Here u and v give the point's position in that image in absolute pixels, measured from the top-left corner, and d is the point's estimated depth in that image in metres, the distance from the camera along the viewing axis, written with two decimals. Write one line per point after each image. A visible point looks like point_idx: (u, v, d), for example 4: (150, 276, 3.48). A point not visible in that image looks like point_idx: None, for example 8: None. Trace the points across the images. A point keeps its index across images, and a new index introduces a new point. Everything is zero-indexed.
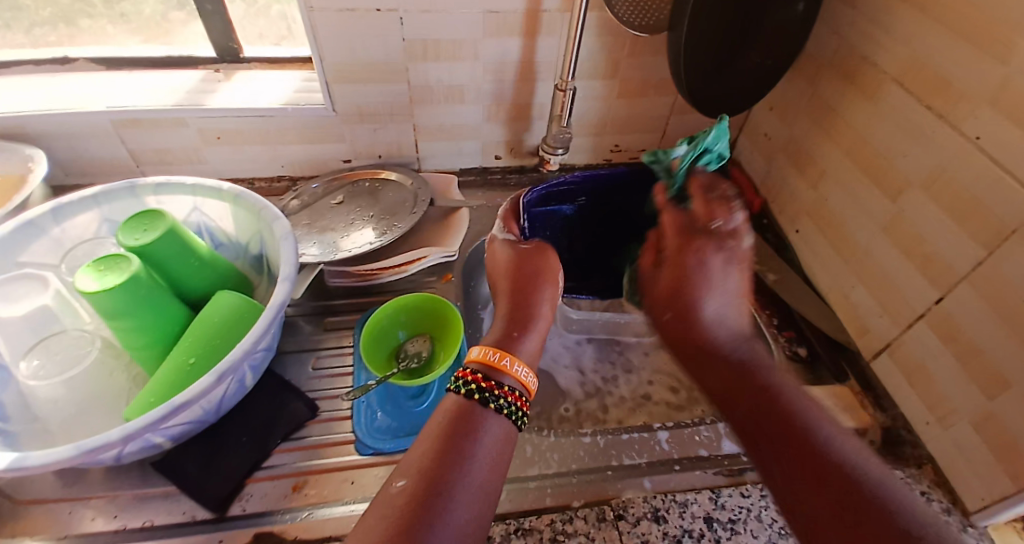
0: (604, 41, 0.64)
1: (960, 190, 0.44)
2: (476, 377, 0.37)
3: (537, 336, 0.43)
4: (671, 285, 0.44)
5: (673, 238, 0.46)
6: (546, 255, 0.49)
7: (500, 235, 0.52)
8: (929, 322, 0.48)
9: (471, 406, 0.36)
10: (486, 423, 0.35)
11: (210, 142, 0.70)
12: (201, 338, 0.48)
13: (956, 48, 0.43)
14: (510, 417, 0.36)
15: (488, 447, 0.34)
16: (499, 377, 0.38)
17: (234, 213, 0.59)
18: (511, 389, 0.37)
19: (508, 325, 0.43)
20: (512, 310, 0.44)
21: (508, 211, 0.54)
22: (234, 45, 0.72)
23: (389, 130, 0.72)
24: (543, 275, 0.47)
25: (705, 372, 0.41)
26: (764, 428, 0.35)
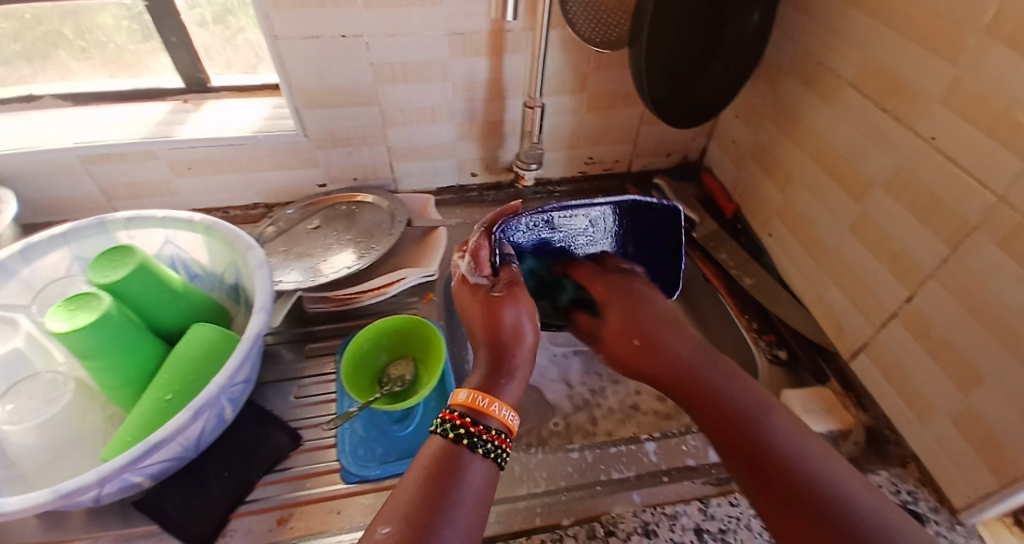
0: (570, 57, 0.65)
1: (921, 188, 0.45)
2: (465, 421, 0.37)
3: (519, 382, 0.42)
4: (624, 330, 0.50)
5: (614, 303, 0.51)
6: (519, 294, 0.46)
7: (469, 277, 0.48)
8: (901, 317, 0.49)
9: (458, 450, 0.36)
10: (467, 466, 0.35)
11: (181, 173, 0.70)
12: (177, 373, 0.47)
13: (906, 54, 0.45)
14: (494, 458, 0.36)
15: (471, 486, 0.34)
16: (486, 420, 0.37)
17: (208, 243, 0.58)
18: (495, 431, 0.37)
19: (493, 371, 0.41)
20: (495, 357, 0.43)
21: (477, 246, 0.48)
22: (203, 75, 0.72)
23: (363, 153, 0.72)
24: (516, 311, 0.45)
25: (695, 400, 0.43)
26: (742, 451, 0.39)
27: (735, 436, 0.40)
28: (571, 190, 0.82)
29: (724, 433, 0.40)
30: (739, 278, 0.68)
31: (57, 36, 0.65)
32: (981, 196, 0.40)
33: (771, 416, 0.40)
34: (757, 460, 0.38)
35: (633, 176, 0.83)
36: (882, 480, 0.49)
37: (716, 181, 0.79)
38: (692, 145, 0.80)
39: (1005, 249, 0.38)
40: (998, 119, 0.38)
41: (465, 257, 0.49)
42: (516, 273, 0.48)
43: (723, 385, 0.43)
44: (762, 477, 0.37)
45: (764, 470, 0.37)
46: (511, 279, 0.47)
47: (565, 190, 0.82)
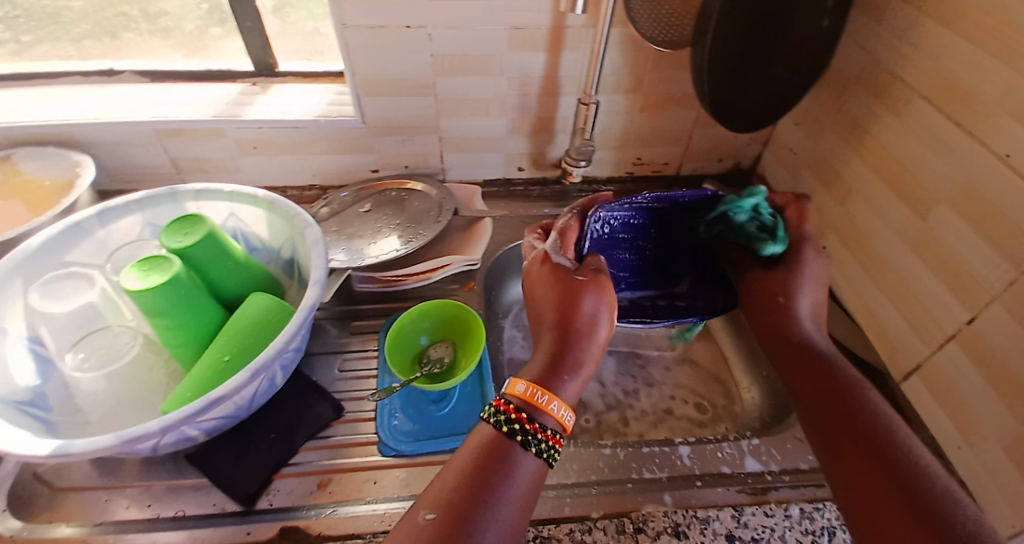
0: (628, 57, 0.65)
1: (993, 208, 0.43)
2: (520, 416, 0.38)
3: (581, 381, 0.43)
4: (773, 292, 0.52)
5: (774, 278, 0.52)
6: (604, 285, 0.47)
7: (552, 255, 0.50)
8: (959, 339, 0.47)
9: (511, 446, 0.37)
10: (518, 461, 0.36)
11: (246, 151, 0.73)
12: (234, 338, 0.50)
13: (983, 66, 0.43)
14: (543, 456, 0.37)
15: (518, 485, 0.36)
16: (541, 418, 0.38)
17: (268, 218, 0.62)
18: (547, 430, 0.38)
19: (555, 364, 0.43)
20: (559, 345, 0.44)
21: (567, 227, 0.52)
22: (271, 60, 0.76)
23: (416, 142, 0.74)
24: (586, 300, 0.46)
25: (806, 386, 0.47)
26: (841, 436, 0.41)
27: (835, 421, 0.43)
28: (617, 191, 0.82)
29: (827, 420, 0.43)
30: None
31: (129, 18, 0.71)
32: None
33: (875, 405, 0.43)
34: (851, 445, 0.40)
35: (681, 180, 0.82)
36: None
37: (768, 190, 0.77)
38: (745, 153, 0.79)
39: None
40: None
41: (552, 236, 0.52)
42: (602, 264, 0.50)
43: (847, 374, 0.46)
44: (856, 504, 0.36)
45: (874, 503, 0.37)
46: (596, 267, 0.49)
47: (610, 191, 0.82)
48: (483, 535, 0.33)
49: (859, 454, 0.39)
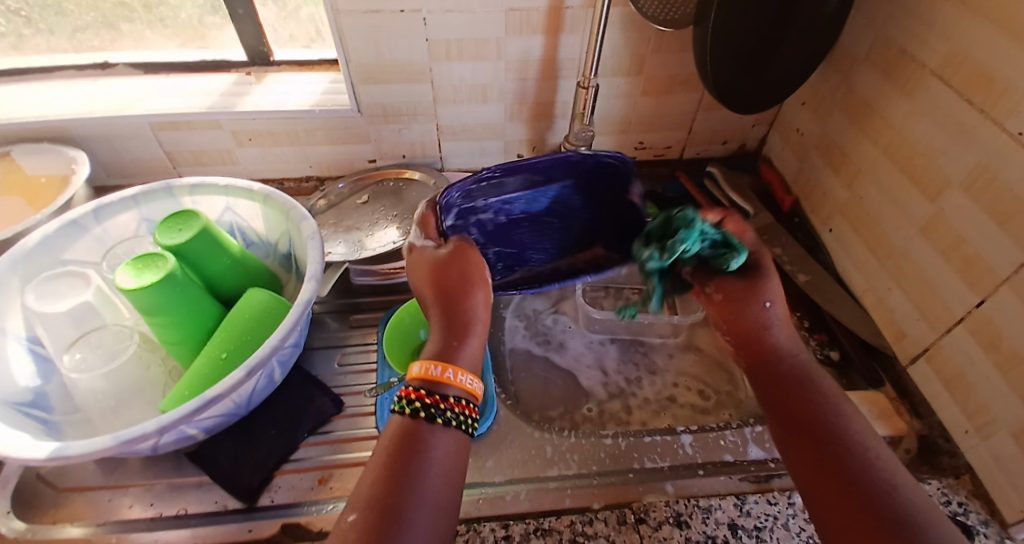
0: (628, 38, 0.63)
1: (1004, 190, 0.42)
2: (419, 394, 0.36)
3: (479, 338, 0.42)
4: (731, 305, 0.46)
5: (730, 291, 0.46)
6: (472, 257, 0.45)
7: (416, 242, 0.46)
8: (968, 325, 0.46)
9: (417, 426, 0.35)
10: (433, 439, 0.35)
11: (242, 143, 0.73)
12: (232, 335, 0.50)
13: (996, 43, 0.41)
14: (455, 426, 0.36)
15: (434, 457, 0.35)
16: (443, 390, 0.37)
17: (264, 212, 0.61)
18: (452, 397, 0.37)
19: (446, 335, 0.41)
20: (445, 319, 0.42)
21: (426, 216, 0.48)
22: (265, 49, 0.74)
23: (413, 130, 0.73)
24: (459, 270, 0.44)
25: (778, 404, 0.40)
26: (812, 466, 0.36)
27: (812, 447, 0.36)
28: None
29: (800, 441, 0.37)
30: (793, 274, 0.64)
31: (130, 9, 0.69)
32: None
33: (857, 430, 0.37)
34: (825, 473, 0.35)
35: (685, 164, 0.80)
36: (932, 490, 0.46)
37: (775, 172, 0.75)
38: (751, 134, 0.77)
39: None
40: None
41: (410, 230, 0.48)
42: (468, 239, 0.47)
43: (823, 390, 0.40)
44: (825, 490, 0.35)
45: None
46: (460, 241, 0.46)
47: None
48: (415, 521, 0.31)
49: (839, 456, 0.35)
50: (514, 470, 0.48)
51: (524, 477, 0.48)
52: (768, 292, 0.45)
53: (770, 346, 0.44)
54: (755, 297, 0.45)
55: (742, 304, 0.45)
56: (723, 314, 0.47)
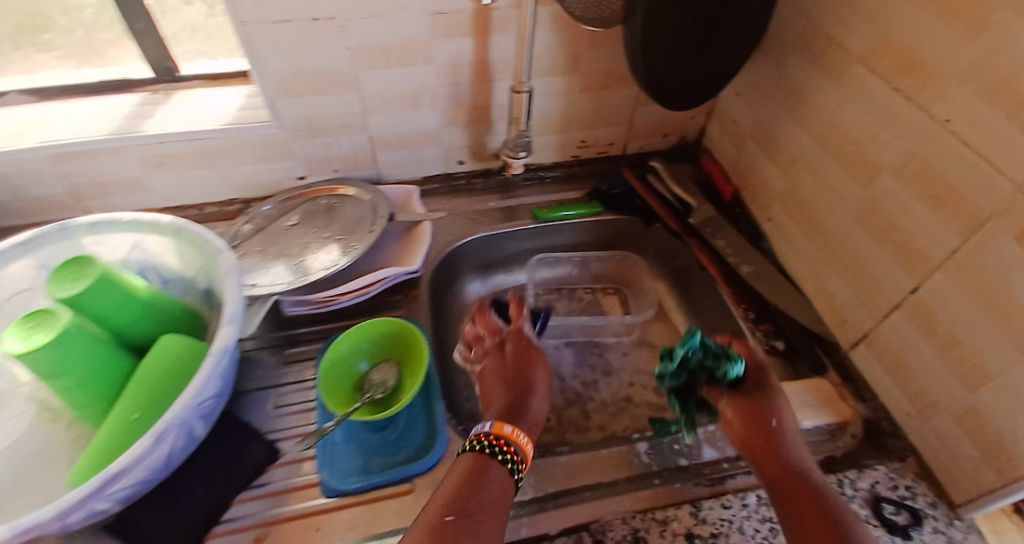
0: (561, 36, 0.60)
1: (934, 175, 0.42)
2: (498, 441, 0.41)
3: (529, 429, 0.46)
4: (751, 419, 0.44)
5: (744, 405, 0.46)
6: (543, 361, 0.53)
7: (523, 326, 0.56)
8: (905, 310, 0.46)
9: (490, 465, 0.39)
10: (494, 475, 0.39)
11: (151, 170, 0.67)
12: (144, 389, 0.46)
13: (921, 30, 0.41)
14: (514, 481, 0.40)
15: (496, 486, 0.38)
16: (515, 445, 0.41)
17: (177, 247, 0.56)
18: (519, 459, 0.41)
19: (506, 410, 0.46)
20: (516, 399, 0.47)
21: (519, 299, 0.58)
22: (170, 64, 0.68)
23: (343, 143, 0.68)
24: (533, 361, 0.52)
25: (802, 524, 0.37)
26: None
27: None
28: (563, 175, 0.78)
29: None
30: (736, 266, 0.64)
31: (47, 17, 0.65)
32: (1000, 185, 0.36)
33: None
34: None
35: (628, 159, 0.79)
36: (880, 476, 0.46)
37: (716, 164, 0.75)
38: (691, 125, 0.76)
39: None
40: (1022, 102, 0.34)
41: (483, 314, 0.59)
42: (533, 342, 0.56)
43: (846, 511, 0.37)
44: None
45: None
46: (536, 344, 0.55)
47: (556, 176, 0.78)
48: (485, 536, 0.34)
49: None
50: None
51: None
52: (785, 413, 0.45)
53: (789, 464, 0.41)
54: (772, 415, 0.44)
55: (761, 421, 0.44)
56: (741, 429, 0.45)
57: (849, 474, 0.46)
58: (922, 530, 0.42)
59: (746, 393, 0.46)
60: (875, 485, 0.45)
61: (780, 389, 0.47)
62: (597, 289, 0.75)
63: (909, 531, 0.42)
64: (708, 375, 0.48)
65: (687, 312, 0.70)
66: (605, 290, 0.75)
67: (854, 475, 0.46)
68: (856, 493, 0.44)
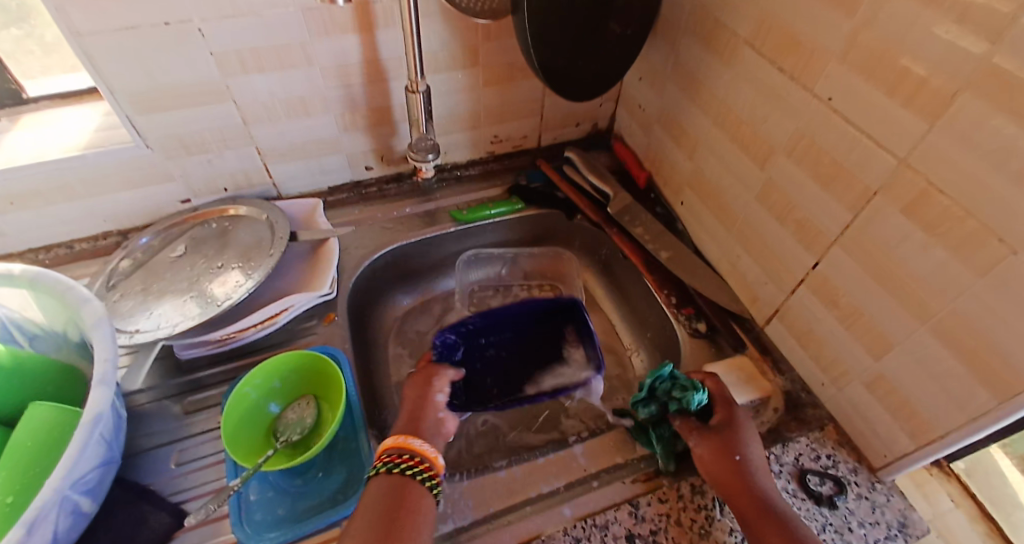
0: (452, 28, 0.57)
1: (823, 153, 0.42)
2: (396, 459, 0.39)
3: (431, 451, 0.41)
4: (719, 453, 0.43)
5: (711, 438, 0.44)
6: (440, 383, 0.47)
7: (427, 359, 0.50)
8: (810, 285, 0.48)
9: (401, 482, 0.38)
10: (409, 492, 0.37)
11: (3, 210, 0.57)
12: (14, 470, 0.40)
13: (799, 7, 0.41)
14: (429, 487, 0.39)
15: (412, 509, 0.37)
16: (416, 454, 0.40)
17: (37, 299, 0.49)
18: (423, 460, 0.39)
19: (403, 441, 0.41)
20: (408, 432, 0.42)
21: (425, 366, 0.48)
22: (13, 86, 0.59)
23: (227, 159, 0.62)
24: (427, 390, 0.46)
25: None
26: None
27: None
28: (480, 173, 0.75)
29: None
30: (655, 252, 0.64)
31: None
32: (884, 160, 0.37)
33: None
34: None
35: (544, 150, 0.77)
36: (803, 448, 0.47)
37: (627, 149, 0.74)
38: (601, 112, 0.75)
39: (910, 217, 0.36)
40: (898, 77, 0.34)
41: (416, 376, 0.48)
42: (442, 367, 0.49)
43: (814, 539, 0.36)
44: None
45: None
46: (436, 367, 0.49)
47: (473, 174, 0.75)
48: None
49: None
50: None
51: None
52: (751, 442, 0.44)
53: (761, 497, 0.40)
54: (740, 447, 0.43)
55: (729, 454, 0.43)
56: (711, 463, 0.43)
57: (775, 450, 0.47)
58: (846, 498, 0.44)
59: (712, 428, 0.45)
60: (799, 458, 0.47)
61: (746, 422, 0.46)
62: (532, 286, 0.73)
63: (833, 500, 0.43)
64: (677, 405, 0.47)
65: (617, 301, 0.70)
66: (540, 286, 0.73)
67: (780, 450, 0.47)
68: (783, 468, 0.46)
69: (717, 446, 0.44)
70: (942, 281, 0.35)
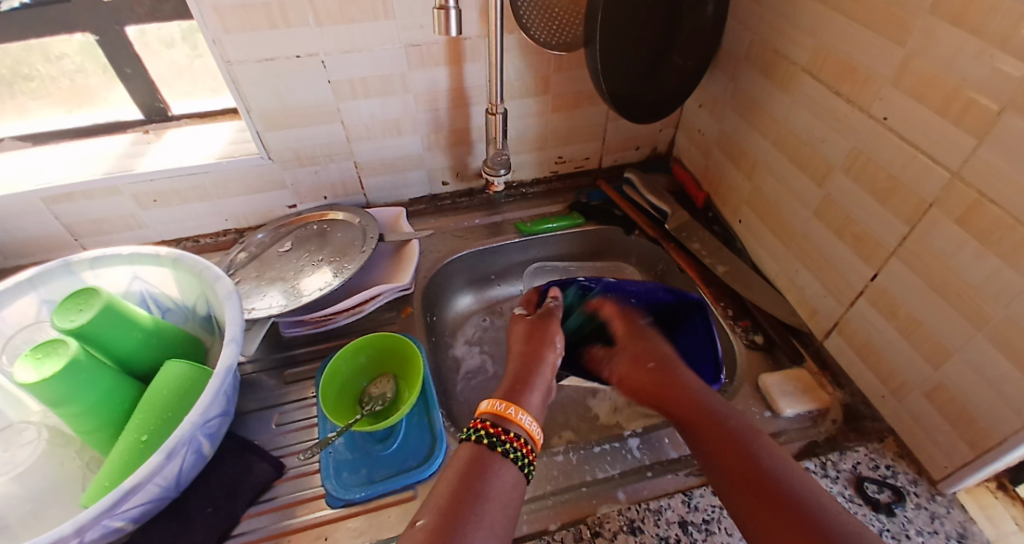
0: (530, 61, 0.65)
1: (880, 170, 0.45)
2: (486, 424, 0.40)
3: (538, 393, 0.46)
4: (636, 360, 0.53)
5: (625, 349, 0.55)
6: (550, 327, 0.53)
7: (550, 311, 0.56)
8: (868, 297, 0.49)
9: (483, 452, 0.39)
10: (492, 468, 0.38)
11: (146, 206, 0.69)
12: (151, 413, 0.47)
13: (854, 37, 0.45)
14: (519, 465, 0.39)
15: (497, 484, 0.37)
16: (510, 427, 0.40)
17: (176, 276, 0.58)
18: (521, 438, 0.40)
19: (513, 382, 0.46)
20: (520, 372, 0.48)
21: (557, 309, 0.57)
22: (161, 104, 0.71)
23: (330, 170, 0.71)
24: (553, 342, 0.52)
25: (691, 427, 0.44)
26: (731, 468, 0.39)
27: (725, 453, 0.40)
28: (544, 190, 0.82)
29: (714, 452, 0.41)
30: (712, 267, 0.67)
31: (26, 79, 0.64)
32: (938, 175, 0.40)
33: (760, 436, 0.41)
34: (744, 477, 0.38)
35: (605, 172, 0.83)
36: (861, 457, 0.48)
37: (686, 171, 0.79)
38: (660, 138, 0.81)
39: (965, 227, 0.38)
40: (949, 97, 0.38)
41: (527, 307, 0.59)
42: (553, 309, 0.56)
43: None
44: (743, 485, 0.38)
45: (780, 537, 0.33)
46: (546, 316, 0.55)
47: (537, 192, 0.82)
48: None
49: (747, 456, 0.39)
50: None
51: None
52: (660, 348, 0.55)
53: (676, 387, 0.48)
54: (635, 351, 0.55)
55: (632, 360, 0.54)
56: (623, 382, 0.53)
57: (831, 457, 0.48)
58: (905, 506, 0.44)
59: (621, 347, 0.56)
60: (857, 466, 0.48)
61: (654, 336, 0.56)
62: None
63: (891, 507, 0.44)
64: None
65: None
66: None
67: (836, 457, 0.48)
68: (839, 474, 0.47)
69: (631, 367, 0.53)
70: (995, 289, 0.37)
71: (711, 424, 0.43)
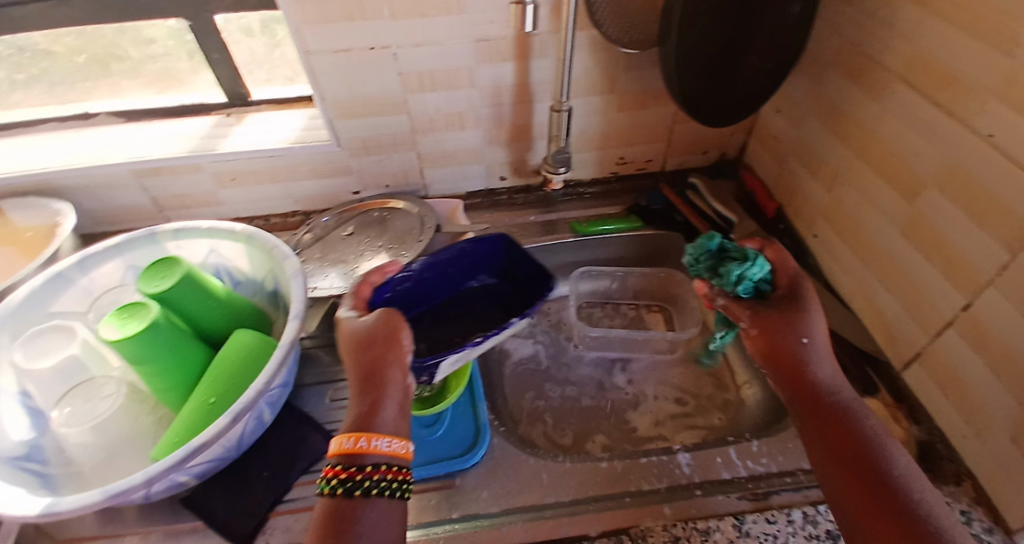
0: (598, 58, 0.64)
1: (979, 188, 0.41)
2: (337, 470, 0.35)
3: (395, 404, 0.41)
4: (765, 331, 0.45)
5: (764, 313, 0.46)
6: (390, 339, 0.43)
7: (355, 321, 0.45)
8: (958, 327, 0.45)
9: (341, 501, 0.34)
10: (364, 509, 0.34)
11: (224, 184, 0.73)
12: (221, 378, 0.50)
13: (959, 42, 0.41)
14: (392, 493, 0.35)
15: (374, 521, 0.34)
16: (368, 460, 0.36)
17: (249, 252, 0.62)
18: (382, 465, 0.36)
19: (359, 410, 0.39)
20: (368, 391, 0.40)
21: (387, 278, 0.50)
22: (242, 90, 0.75)
23: (393, 160, 0.73)
24: (394, 347, 0.42)
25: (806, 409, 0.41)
26: (845, 462, 0.37)
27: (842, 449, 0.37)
28: (602, 191, 0.81)
29: (831, 441, 0.38)
30: None
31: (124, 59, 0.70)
32: None
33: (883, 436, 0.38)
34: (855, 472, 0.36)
35: (668, 175, 0.81)
36: None
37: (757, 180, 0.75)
38: (730, 142, 0.77)
39: None
40: None
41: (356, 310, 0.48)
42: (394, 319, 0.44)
43: None
44: (851, 485, 0.36)
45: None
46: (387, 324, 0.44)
47: (595, 192, 0.81)
48: None
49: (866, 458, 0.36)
50: (512, 500, 0.48)
51: (520, 507, 0.47)
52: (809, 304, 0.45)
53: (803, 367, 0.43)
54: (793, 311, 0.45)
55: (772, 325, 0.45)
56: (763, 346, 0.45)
57: None
58: None
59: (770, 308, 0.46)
60: None
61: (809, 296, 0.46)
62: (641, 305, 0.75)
63: None
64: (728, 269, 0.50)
65: None
66: (648, 306, 0.76)
67: None
68: None
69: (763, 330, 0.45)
70: None
71: (838, 421, 0.39)
